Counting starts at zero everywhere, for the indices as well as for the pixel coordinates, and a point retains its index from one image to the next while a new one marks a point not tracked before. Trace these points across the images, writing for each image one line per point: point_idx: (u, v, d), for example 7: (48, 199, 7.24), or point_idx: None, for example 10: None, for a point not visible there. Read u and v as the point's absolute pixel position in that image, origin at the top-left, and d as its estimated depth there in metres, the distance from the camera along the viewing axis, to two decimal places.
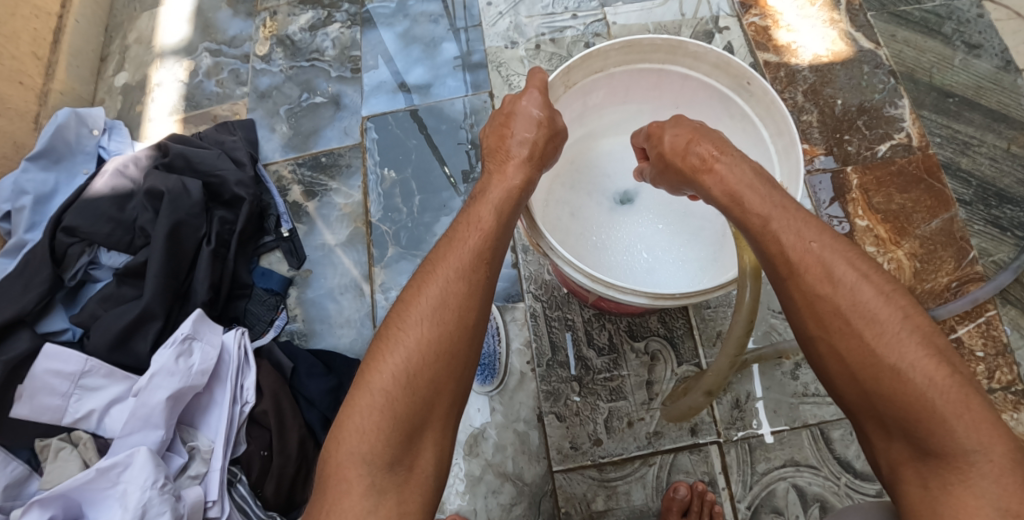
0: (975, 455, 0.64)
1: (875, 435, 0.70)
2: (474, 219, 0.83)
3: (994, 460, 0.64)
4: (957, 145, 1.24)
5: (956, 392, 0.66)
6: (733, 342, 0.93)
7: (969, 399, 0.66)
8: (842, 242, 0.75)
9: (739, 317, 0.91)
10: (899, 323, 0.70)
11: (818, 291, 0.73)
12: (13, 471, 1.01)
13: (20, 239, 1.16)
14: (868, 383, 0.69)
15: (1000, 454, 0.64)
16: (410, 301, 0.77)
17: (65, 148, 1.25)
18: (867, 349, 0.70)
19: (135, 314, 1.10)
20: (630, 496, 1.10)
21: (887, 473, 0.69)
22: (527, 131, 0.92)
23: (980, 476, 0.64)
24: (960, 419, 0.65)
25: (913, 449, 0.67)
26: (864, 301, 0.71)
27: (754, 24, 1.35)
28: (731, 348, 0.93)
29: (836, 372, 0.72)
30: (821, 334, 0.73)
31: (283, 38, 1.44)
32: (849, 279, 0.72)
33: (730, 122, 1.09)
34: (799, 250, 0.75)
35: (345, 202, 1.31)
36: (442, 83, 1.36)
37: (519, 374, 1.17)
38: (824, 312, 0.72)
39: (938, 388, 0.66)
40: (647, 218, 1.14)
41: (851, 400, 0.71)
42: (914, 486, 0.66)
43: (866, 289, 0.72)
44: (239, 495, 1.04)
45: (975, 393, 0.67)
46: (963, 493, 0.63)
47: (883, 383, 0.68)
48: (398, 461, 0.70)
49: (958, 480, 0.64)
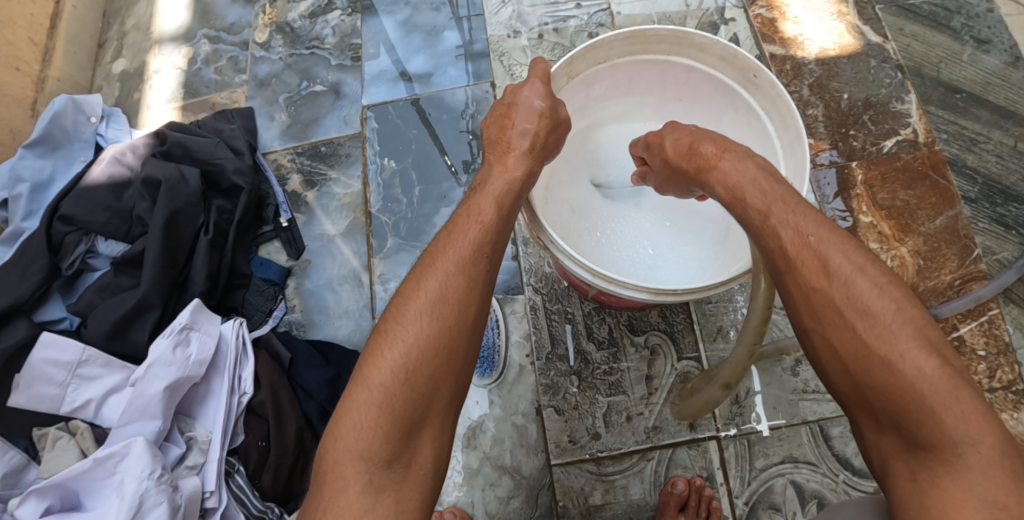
0: (963, 447, 0.63)
1: (867, 427, 0.70)
2: (474, 211, 0.82)
3: (982, 451, 0.63)
4: (963, 141, 1.23)
5: (945, 383, 0.65)
6: (752, 330, 0.89)
7: (959, 391, 0.65)
8: (837, 236, 0.74)
9: (756, 305, 0.88)
10: (893, 314, 0.69)
11: (813, 284, 0.73)
12: (12, 459, 1.02)
13: (17, 227, 1.15)
14: (861, 375, 0.69)
15: (989, 446, 0.63)
16: (410, 295, 0.76)
17: (62, 135, 1.23)
18: (859, 341, 0.69)
19: (133, 303, 1.09)
20: (627, 491, 1.10)
21: (878, 466, 0.69)
22: (529, 122, 0.91)
23: (968, 469, 0.63)
24: (948, 411, 0.64)
25: (903, 441, 0.66)
26: (859, 294, 0.70)
27: (761, 16, 1.33)
28: (749, 336, 0.90)
29: (830, 365, 0.72)
30: (816, 328, 0.73)
31: (282, 26, 1.43)
32: (846, 270, 0.71)
33: (735, 115, 1.07)
34: (797, 244, 0.75)
35: (344, 192, 1.30)
36: (443, 72, 1.35)
37: (518, 366, 1.17)
38: (819, 305, 0.72)
39: (928, 379, 0.65)
40: (649, 213, 1.13)
41: (846, 392, 0.71)
42: (903, 479, 0.66)
43: (861, 281, 0.71)
44: (236, 486, 1.04)
45: (965, 385, 0.65)
46: (951, 486, 0.63)
47: (875, 374, 0.67)
48: (396, 458, 0.70)
49: (946, 472, 0.63)
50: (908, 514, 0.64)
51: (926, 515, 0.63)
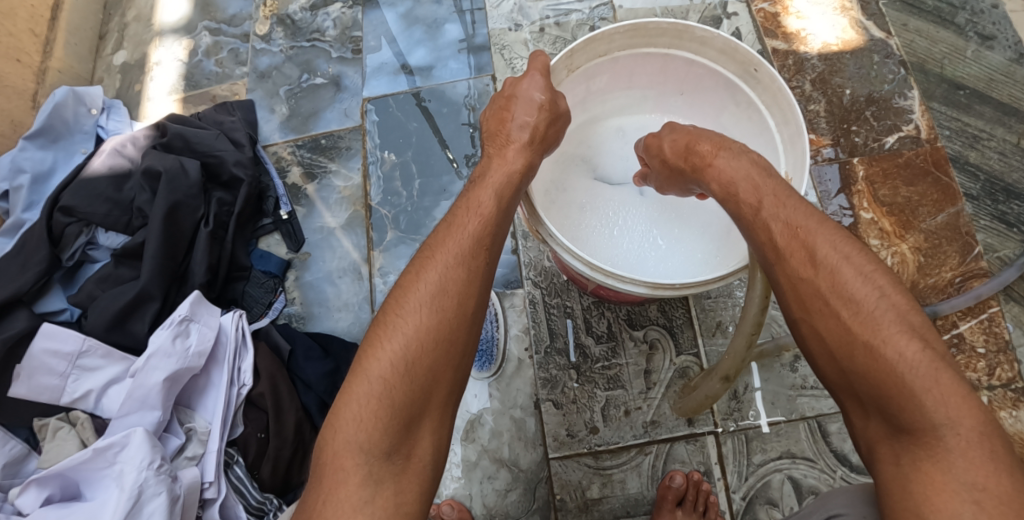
0: (943, 429, 0.63)
1: (854, 414, 0.70)
2: (474, 203, 0.82)
3: (961, 433, 0.63)
4: (966, 138, 1.22)
5: (927, 366, 0.65)
6: (750, 319, 0.88)
7: (940, 373, 0.65)
8: (826, 227, 0.74)
9: (755, 293, 0.86)
10: (876, 301, 0.69)
11: (801, 274, 0.73)
12: (12, 450, 1.03)
13: (18, 218, 1.16)
14: (846, 361, 0.69)
15: (968, 428, 0.63)
16: (409, 288, 0.76)
17: (63, 126, 1.24)
18: (844, 328, 0.69)
19: (133, 294, 1.10)
20: (624, 485, 1.10)
21: (865, 452, 0.69)
22: (528, 114, 0.90)
23: (948, 451, 0.63)
24: (928, 393, 0.64)
25: (888, 426, 0.66)
26: (844, 282, 0.70)
27: (764, 10, 1.32)
28: (747, 326, 0.88)
29: (817, 352, 0.72)
30: (803, 316, 0.73)
31: (283, 18, 1.42)
32: (832, 259, 0.72)
33: (736, 110, 1.07)
34: (788, 236, 0.75)
35: (344, 185, 1.30)
36: (444, 65, 1.34)
37: (517, 360, 1.17)
38: (807, 295, 0.72)
39: (909, 363, 0.65)
40: (651, 207, 1.12)
41: (833, 380, 0.71)
42: (888, 464, 0.66)
43: (847, 270, 0.71)
44: (235, 477, 1.05)
45: (946, 367, 0.65)
46: (932, 469, 0.63)
47: (859, 360, 0.67)
48: (395, 450, 0.70)
49: (928, 456, 0.63)
50: (892, 499, 0.64)
51: (909, 499, 0.63)
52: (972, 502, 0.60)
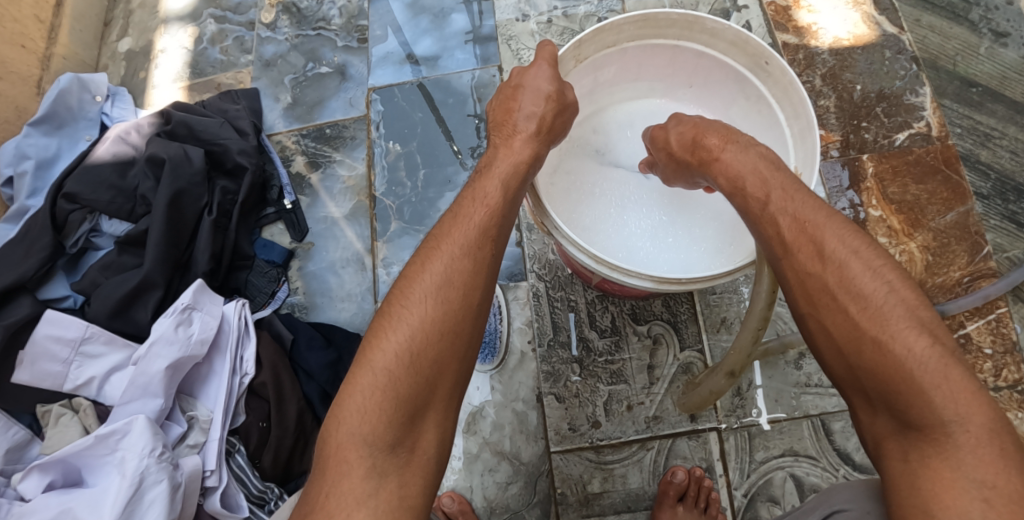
0: (952, 425, 0.63)
1: (861, 410, 0.69)
2: (479, 194, 0.82)
3: (970, 430, 0.62)
4: (977, 136, 1.20)
5: (936, 362, 0.64)
6: (756, 315, 0.87)
7: (948, 369, 0.64)
8: (833, 221, 0.73)
9: (761, 288, 0.85)
10: (884, 296, 0.68)
11: (808, 268, 0.72)
12: (14, 436, 1.03)
13: (22, 205, 1.16)
14: (853, 357, 0.68)
15: (977, 425, 0.62)
16: (414, 278, 0.76)
17: (67, 113, 1.23)
18: (852, 323, 0.68)
19: (136, 282, 1.09)
20: (626, 479, 1.10)
21: (872, 448, 0.68)
22: (535, 105, 0.89)
23: (957, 448, 0.62)
24: (938, 390, 0.63)
25: (895, 422, 0.65)
26: (852, 277, 0.70)
27: (775, 3, 1.30)
28: (754, 321, 0.87)
29: (824, 347, 0.71)
30: (810, 311, 0.72)
31: (288, 6, 1.41)
32: (840, 254, 0.71)
33: (745, 103, 1.06)
34: (795, 229, 0.74)
35: (348, 175, 1.30)
36: (450, 55, 1.33)
37: (519, 353, 1.17)
38: (813, 289, 0.71)
39: (917, 359, 0.65)
40: (657, 200, 1.11)
41: (840, 376, 0.70)
42: (895, 460, 0.65)
43: (855, 264, 0.70)
44: (236, 465, 1.05)
45: (955, 364, 0.65)
46: (941, 466, 0.62)
47: (867, 356, 0.67)
48: (399, 443, 0.70)
49: (936, 453, 0.62)
50: (898, 496, 0.64)
51: (916, 496, 0.62)
52: (981, 500, 0.60)
